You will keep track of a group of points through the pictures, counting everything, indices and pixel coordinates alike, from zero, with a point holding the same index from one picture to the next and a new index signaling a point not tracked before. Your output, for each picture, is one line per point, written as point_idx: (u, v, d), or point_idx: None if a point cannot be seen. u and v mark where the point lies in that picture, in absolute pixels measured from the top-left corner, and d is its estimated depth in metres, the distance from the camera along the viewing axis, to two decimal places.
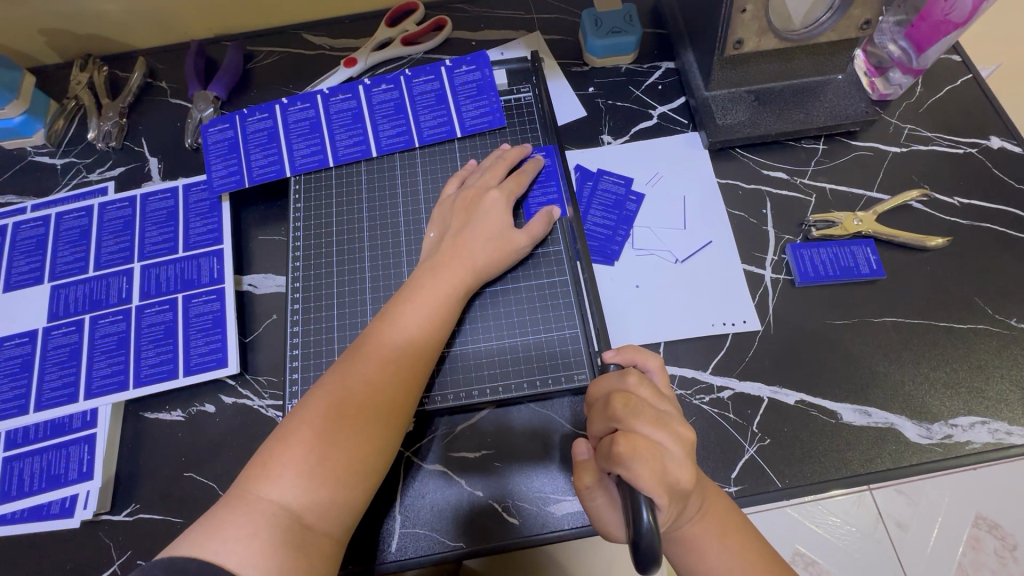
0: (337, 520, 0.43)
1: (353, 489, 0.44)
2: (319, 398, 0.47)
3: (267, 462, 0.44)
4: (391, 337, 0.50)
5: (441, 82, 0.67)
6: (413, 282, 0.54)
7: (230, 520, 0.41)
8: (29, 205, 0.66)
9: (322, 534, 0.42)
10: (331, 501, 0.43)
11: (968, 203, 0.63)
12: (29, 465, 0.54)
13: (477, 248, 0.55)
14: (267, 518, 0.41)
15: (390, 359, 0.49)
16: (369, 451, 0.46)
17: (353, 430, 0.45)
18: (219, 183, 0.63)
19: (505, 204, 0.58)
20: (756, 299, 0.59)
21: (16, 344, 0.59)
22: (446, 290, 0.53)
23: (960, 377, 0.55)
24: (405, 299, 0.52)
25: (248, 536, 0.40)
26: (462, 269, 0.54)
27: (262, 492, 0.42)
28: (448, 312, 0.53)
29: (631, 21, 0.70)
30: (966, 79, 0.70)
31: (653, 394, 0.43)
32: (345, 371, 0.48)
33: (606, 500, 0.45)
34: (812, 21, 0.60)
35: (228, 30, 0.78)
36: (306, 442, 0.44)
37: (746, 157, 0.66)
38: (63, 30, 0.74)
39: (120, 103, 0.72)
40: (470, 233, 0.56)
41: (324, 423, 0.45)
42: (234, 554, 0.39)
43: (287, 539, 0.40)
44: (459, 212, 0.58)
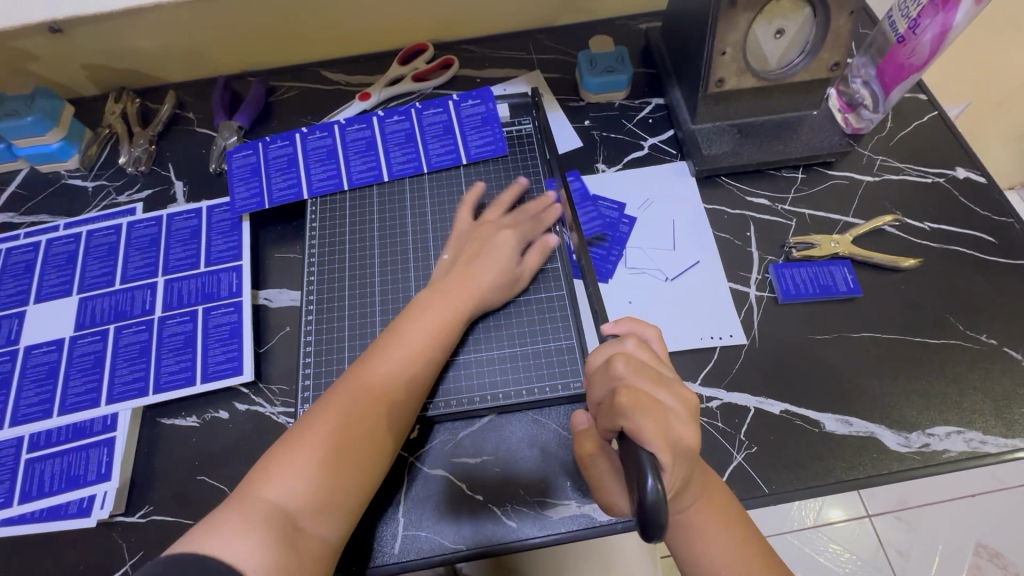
0: (331, 525, 0.46)
1: (350, 495, 0.47)
2: (325, 408, 0.50)
3: (269, 465, 0.46)
4: (396, 355, 0.53)
5: (449, 114, 0.72)
6: (421, 303, 0.58)
7: (228, 519, 0.43)
8: (61, 224, 0.71)
9: (315, 537, 0.45)
10: (327, 504, 0.46)
11: (937, 228, 0.67)
12: (50, 466, 0.56)
13: (484, 278, 0.59)
14: (265, 518, 0.43)
15: (395, 376, 0.52)
16: (368, 461, 0.49)
17: (356, 439, 0.49)
18: (240, 206, 0.69)
19: (516, 242, 0.62)
20: (742, 314, 0.63)
21: (44, 352, 0.62)
22: (451, 313, 0.57)
23: (935, 389, 0.58)
24: (412, 316, 0.56)
25: (245, 536, 0.42)
26: (468, 296, 0.58)
27: (262, 493, 0.45)
28: (452, 334, 0.56)
29: (623, 62, 0.77)
30: (932, 115, 0.76)
31: (652, 358, 0.47)
32: (352, 384, 0.51)
33: (609, 466, 0.48)
34: (787, 62, 0.66)
35: (252, 67, 0.85)
36: (308, 449, 0.47)
37: (730, 184, 0.71)
38: (101, 65, 0.80)
39: (150, 132, 0.78)
40: (476, 263, 0.60)
41: (328, 431, 0.48)
42: (231, 550, 0.41)
43: (282, 539, 0.43)
44: (472, 244, 0.62)
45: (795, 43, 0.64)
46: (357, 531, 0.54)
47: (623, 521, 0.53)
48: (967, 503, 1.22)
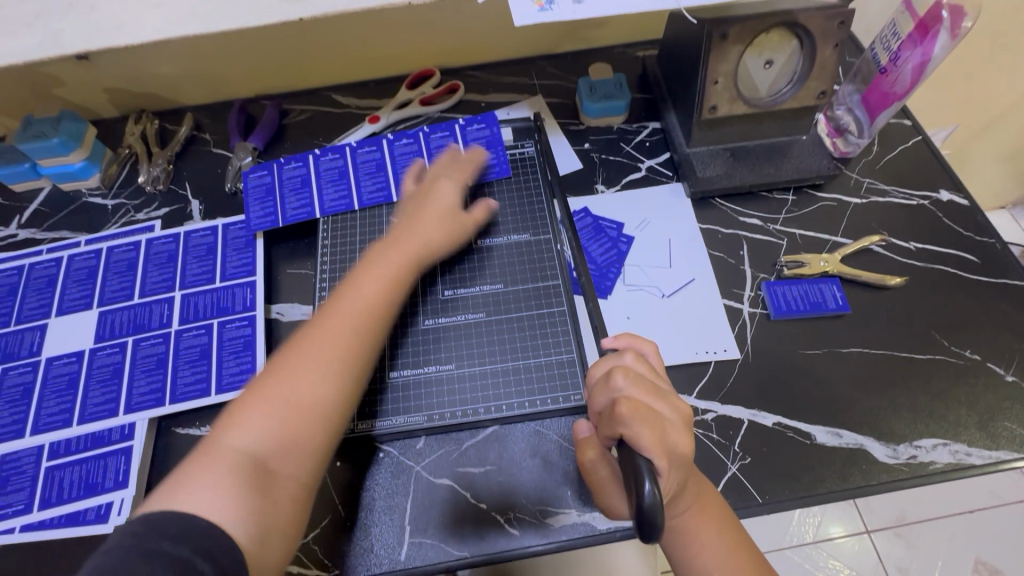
0: (301, 462, 0.47)
1: (315, 431, 0.48)
2: (285, 356, 0.50)
3: (233, 413, 0.47)
4: (349, 297, 0.55)
5: (455, 137, 0.76)
6: (370, 254, 0.60)
7: (198, 471, 0.43)
8: (82, 240, 0.74)
9: (286, 478, 0.46)
10: (293, 442, 0.47)
11: (922, 248, 0.70)
12: (69, 474, 0.58)
13: (429, 228, 0.63)
14: (233, 465, 0.44)
15: (352, 317, 0.53)
16: (329, 398, 0.49)
17: (314, 377, 0.49)
18: (256, 223, 0.72)
19: (456, 187, 0.68)
20: (735, 330, 0.66)
21: (65, 363, 0.65)
22: (399, 257, 0.59)
23: (921, 402, 0.61)
24: (364, 267, 0.58)
25: (215, 487, 0.42)
26: (415, 240, 0.61)
27: (227, 442, 0.45)
28: (404, 275, 0.58)
29: (621, 88, 0.81)
30: (916, 140, 0.79)
31: (649, 370, 0.50)
32: (308, 332, 0.52)
33: (609, 473, 0.50)
34: (776, 90, 0.70)
35: (266, 91, 0.89)
36: (270, 393, 0.48)
37: (724, 205, 0.74)
38: (122, 89, 0.84)
39: (168, 152, 0.82)
40: (422, 214, 0.64)
41: (289, 374, 0.49)
42: (204, 500, 0.42)
43: (252, 482, 0.44)
44: (415, 198, 0.66)
45: (783, 72, 0.68)
46: (365, 537, 0.56)
47: (621, 529, 0.55)
48: (965, 518, 1.23)
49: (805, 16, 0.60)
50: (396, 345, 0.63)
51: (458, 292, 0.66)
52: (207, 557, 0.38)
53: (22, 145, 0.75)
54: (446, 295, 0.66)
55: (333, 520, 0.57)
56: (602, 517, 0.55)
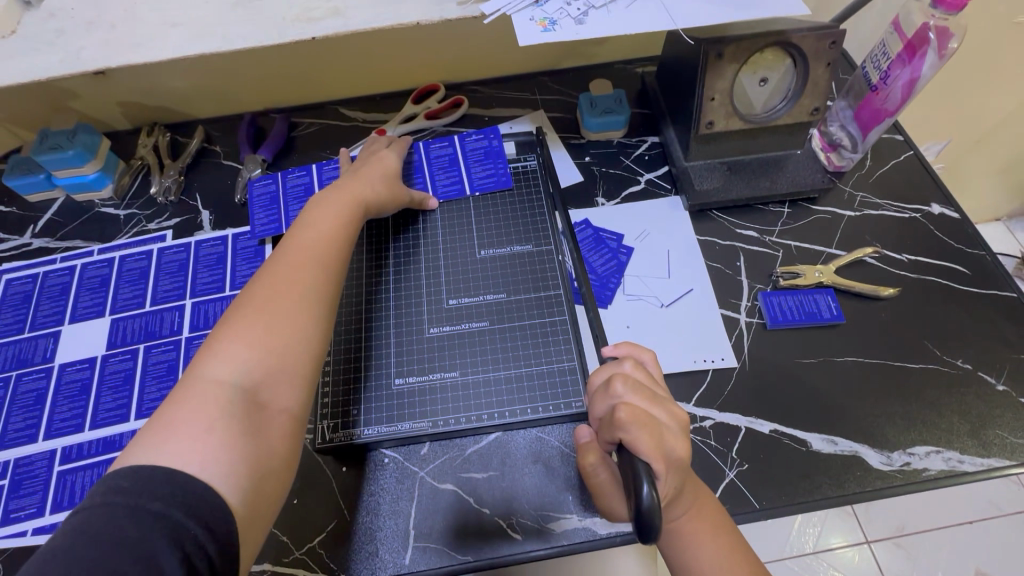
0: (290, 387, 0.48)
1: (296, 357, 0.49)
2: (253, 294, 0.51)
3: (210, 349, 0.47)
4: (301, 240, 0.57)
5: (455, 147, 0.78)
6: (315, 203, 0.63)
7: (183, 415, 0.43)
8: (95, 249, 0.76)
9: (277, 409, 0.47)
10: (279, 369, 0.48)
11: (914, 259, 0.72)
12: (81, 478, 0.59)
13: (374, 184, 0.67)
14: (220, 396, 0.44)
15: (311, 255, 0.55)
16: (304, 322, 0.50)
17: (288, 306, 0.50)
18: (260, 231, 0.74)
19: (393, 156, 0.73)
20: (732, 339, 0.67)
21: (77, 369, 0.66)
22: (345, 203, 0.62)
23: (914, 410, 0.62)
24: (313, 212, 0.61)
25: (204, 428, 0.42)
26: (361, 189, 0.65)
27: (207, 378, 0.45)
28: (351, 217, 0.62)
29: (621, 103, 0.83)
30: (908, 155, 0.81)
31: (647, 378, 0.51)
32: (269, 272, 0.53)
33: (609, 476, 0.51)
34: (771, 107, 0.72)
35: (275, 104, 0.91)
36: (246, 326, 0.48)
37: (721, 218, 0.76)
38: (136, 102, 0.87)
39: (179, 164, 0.84)
40: (365, 172, 0.68)
41: (261, 307, 0.50)
42: (198, 440, 0.41)
43: (244, 412, 0.44)
44: (355, 165, 0.70)
45: (778, 89, 0.70)
46: (371, 541, 0.57)
47: (621, 534, 0.56)
48: (965, 529, 1.23)
49: (798, 35, 0.63)
50: (401, 352, 0.65)
51: (462, 301, 0.68)
52: (215, 541, 0.37)
53: (38, 156, 0.77)
54: (452, 304, 0.68)
55: (339, 524, 0.58)
56: (603, 522, 0.57)
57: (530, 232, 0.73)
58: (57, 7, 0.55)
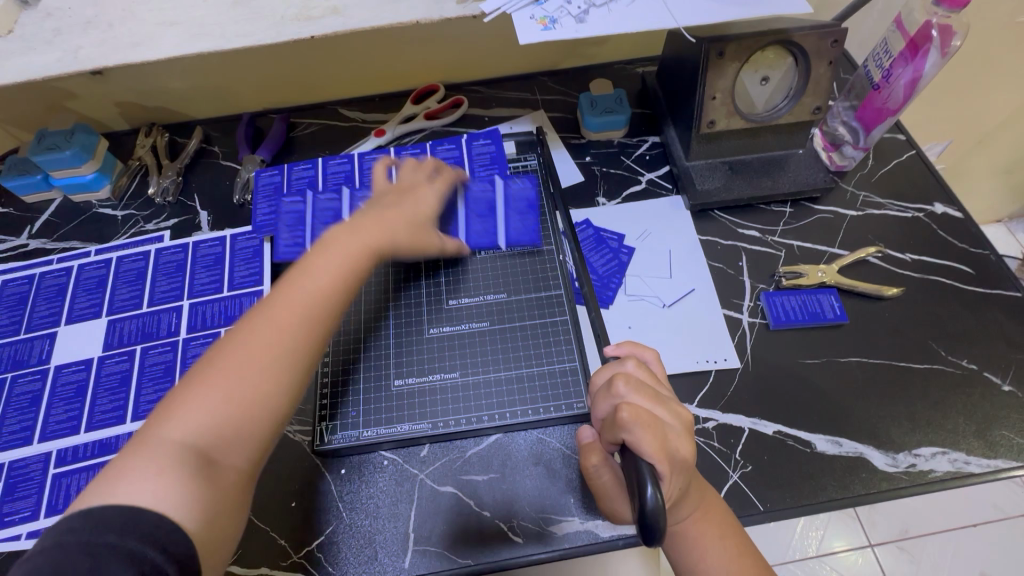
0: (245, 453, 0.45)
1: (255, 424, 0.45)
2: (235, 340, 0.48)
3: (182, 392, 0.45)
4: (300, 288, 0.51)
5: (496, 189, 0.73)
6: (328, 239, 0.55)
7: (132, 462, 0.41)
8: (92, 250, 0.75)
9: (229, 468, 0.44)
10: (236, 436, 0.45)
11: (917, 259, 0.72)
12: (76, 481, 0.59)
13: (399, 222, 0.59)
14: (170, 458, 0.41)
15: (307, 308, 0.50)
16: (270, 392, 0.46)
17: (256, 373, 0.46)
18: (282, 253, 0.71)
19: (437, 196, 0.64)
20: (735, 339, 0.67)
21: (73, 371, 0.66)
22: (359, 244, 0.55)
23: (920, 411, 0.61)
24: (321, 252, 0.54)
25: (154, 474, 0.40)
26: (380, 233, 0.57)
27: (163, 434, 0.42)
28: (362, 269, 0.54)
29: (622, 103, 0.83)
30: (910, 154, 0.81)
31: (650, 377, 0.51)
32: (250, 325, 0.48)
33: (612, 477, 0.50)
34: (772, 105, 0.71)
35: (274, 105, 0.91)
36: (219, 376, 0.45)
37: (722, 218, 0.76)
38: (134, 102, 0.86)
39: (178, 164, 0.83)
40: (396, 212, 0.60)
41: (238, 360, 0.46)
42: (147, 490, 0.39)
43: (193, 475, 0.41)
44: (391, 195, 0.62)
45: (779, 88, 0.70)
46: (369, 545, 0.56)
47: (624, 537, 0.56)
48: (969, 532, 1.22)
49: (799, 34, 0.62)
50: (401, 353, 0.64)
51: (462, 301, 0.68)
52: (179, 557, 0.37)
53: (36, 156, 0.76)
54: (452, 305, 0.67)
55: (336, 527, 0.57)
56: (605, 525, 0.56)
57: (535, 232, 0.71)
58: (53, 6, 0.54)
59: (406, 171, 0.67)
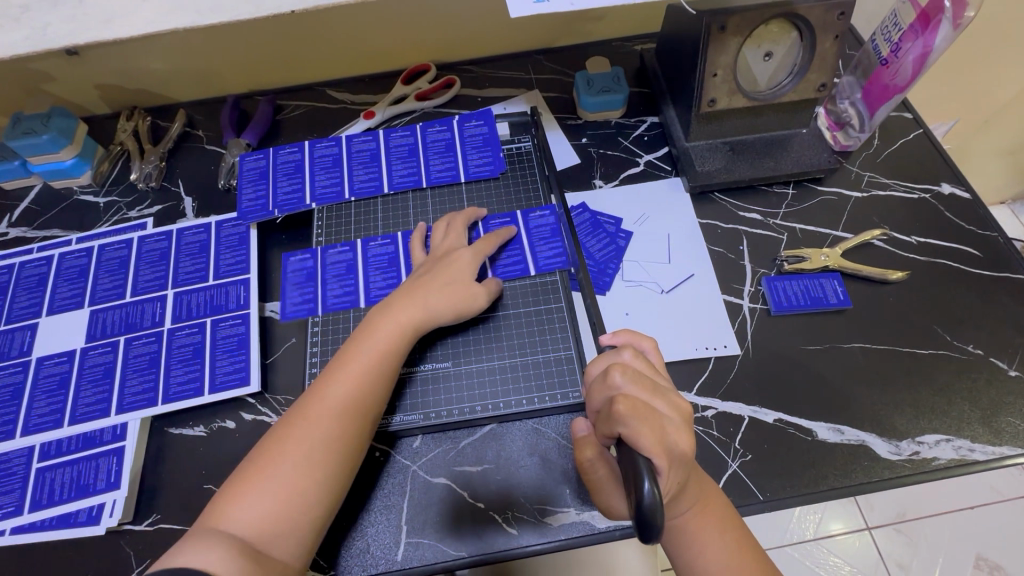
0: (291, 549, 0.47)
1: (297, 522, 0.48)
2: (274, 440, 0.51)
3: (233, 493, 0.48)
4: (336, 381, 0.54)
5: (517, 225, 0.68)
6: (365, 326, 0.58)
7: (186, 547, 0.45)
8: (73, 238, 0.73)
9: (276, 561, 0.46)
10: (276, 533, 0.47)
11: (923, 242, 0.69)
12: (60, 476, 0.57)
13: (430, 294, 0.59)
14: (216, 549, 0.45)
15: (341, 404, 0.52)
16: (310, 488, 0.49)
17: (294, 469, 0.49)
18: (290, 310, 0.65)
19: (472, 259, 0.63)
20: (735, 325, 0.65)
21: (55, 363, 0.64)
22: (390, 334, 0.57)
23: (924, 398, 0.60)
24: (355, 344, 0.56)
25: (208, 552, 0.44)
26: (414, 311, 0.58)
27: (215, 525, 0.47)
28: (396, 355, 0.56)
29: (619, 82, 0.80)
30: (917, 133, 0.78)
31: (647, 367, 0.49)
32: (293, 420, 0.52)
33: (608, 473, 0.49)
34: (775, 83, 0.68)
35: (260, 86, 0.88)
36: (264, 478, 0.49)
37: (723, 200, 0.73)
38: (114, 85, 0.83)
39: (161, 148, 0.81)
40: (430, 281, 0.60)
41: (279, 460, 0.50)
42: (197, 561, 0.42)
43: (243, 562, 0.44)
44: (427, 265, 0.63)
45: (783, 64, 0.67)
46: (362, 538, 0.55)
47: (621, 528, 0.54)
48: (968, 515, 1.22)
49: (805, 6, 0.59)
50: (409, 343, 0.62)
51: None
52: None
53: (11, 142, 0.73)
54: None
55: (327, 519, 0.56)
56: (601, 516, 0.55)
57: (541, 238, 0.67)
58: None
59: (440, 236, 0.66)
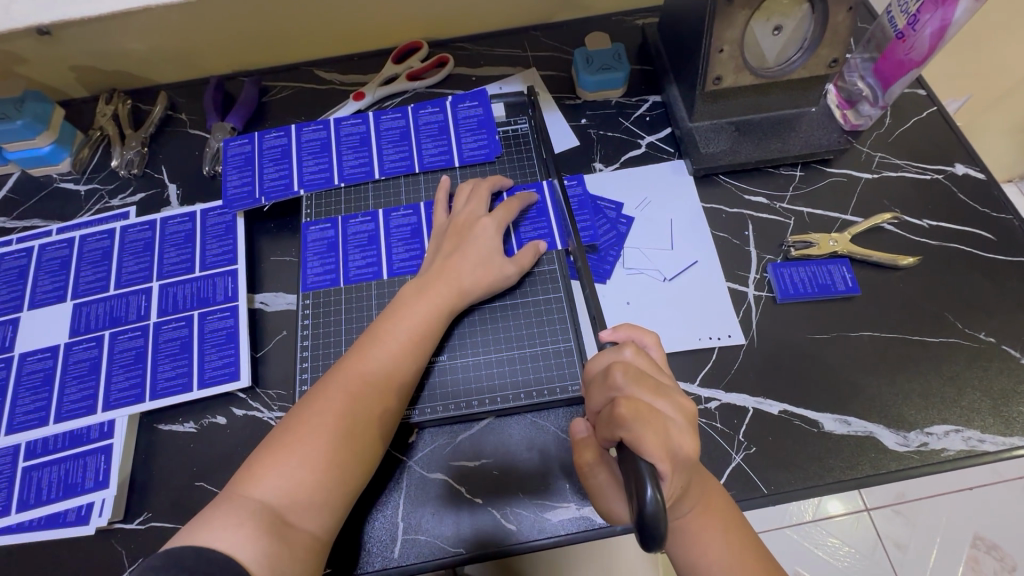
0: (317, 523, 0.46)
1: (331, 493, 0.47)
2: (305, 411, 0.50)
3: (260, 463, 0.47)
4: (374, 354, 0.53)
5: (544, 196, 0.66)
6: (399, 300, 0.57)
7: (219, 513, 0.44)
8: (53, 229, 0.70)
9: (304, 534, 0.45)
10: (311, 503, 0.46)
11: (936, 225, 0.67)
12: (47, 475, 0.56)
13: (463, 270, 0.58)
14: (248, 515, 0.44)
15: (376, 379, 0.52)
16: (347, 460, 0.49)
17: (331, 440, 0.48)
18: (312, 282, 0.64)
19: (497, 228, 0.61)
20: (740, 314, 0.63)
21: (39, 359, 0.62)
22: (428, 309, 0.56)
23: (934, 387, 0.58)
24: (389, 319, 0.56)
25: (234, 523, 0.43)
26: (447, 288, 0.57)
27: (249, 491, 0.45)
28: (431, 331, 0.56)
29: (620, 59, 0.76)
30: (931, 111, 0.75)
31: (650, 365, 0.47)
32: (326, 392, 0.51)
33: (608, 477, 0.47)
34: (784, 58, 0.65)
35: (244, 67, 0.84)
36: (293, 448, 0.48)
37: (728, 183, 0.71)
38: (91, 66, 0.79)
39: (142, 133, 0.77)
40: (460, 255, 0.59)
41: (310, 432, 0.48)
42: (223, 540, 0.42)
43: (270, 533, 0.43)
44: (451, 236, 0.61)
45: (793, 39, 0.63)
46: (357, 536, 0.54)
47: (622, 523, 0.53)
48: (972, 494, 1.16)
49: None
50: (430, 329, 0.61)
51: None
52: None
53: None
54: None
55: None
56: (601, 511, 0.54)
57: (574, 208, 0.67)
58: None
59: (463, 201, 0.64)
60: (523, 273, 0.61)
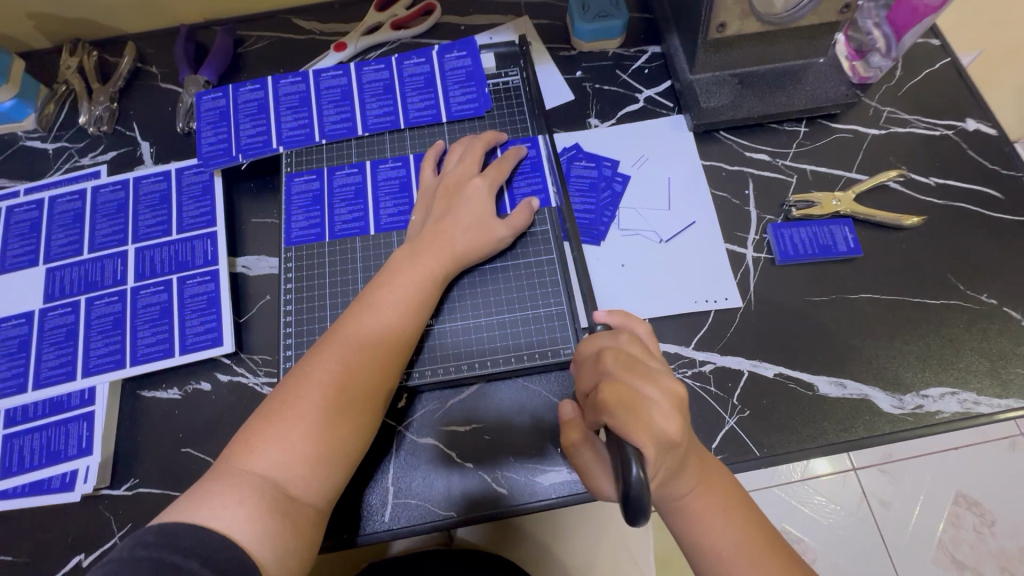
0: (319, 494, 0.46)
1: (333, 465, 0.46)
2: (298, 382, 0.48)
3: (255, 437, 0.45)
4: (365, 320, 0.51)
5: (537, 151, 0.63)
6: (390, 267, 0.55)
7: (217, 489, 0.43)
8: (21, 190, 0.67)
9: (307, 507, 0.45)
10: (313, 475, 0.45)
11: (942, 183, 0.65)
12: (29, 442, 0.55)
13: (456, 234, 0.56)
14: (251, 490, 0.43)
15: (368, 347, 0.50)
16: (346, 430, 0.47)
17: (326, 412, 0.47)
18: (296, 236, 0.61)
19: (490, 190, 0.58)
20: (737, 277, 0.61)
21: (13, 326, 0.60)
22: (422, 276, 0.54)
23: (932, 350, 0.57)
24: (381, 284, 0.54)
25: (235, 501, 0.42)
26: (440, 252, 0.55)
27: (245, 465, 0.44)
28: (426, 297, 0.54)
29: (618, 6, 0.71)
30: (944, 63, 0.71)
31: (644, 352, 0.46)
32: (317, 362, 0.49)
33: (594, 457, 0.48)
34: (793, 3, 0.60)
35: (217, 14, 0.78)
36: (289, 421, 0.46)
37: (729, 139, 0.68)
38: (51, 14, 0.74)
39: (110, 88, 0.73)
40: (452, 218, 0.56)
41: (307, 404, 0.47)
42: (223, 518, 0.41)
43: (273, 509, 0.43)
44: (440, 198, 0.58)
45: None
46: (349, 501, 0.53)
47: None
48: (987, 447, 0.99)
49: None
50: None
51: None
52: None
53: None
54: None
55: None
56: None
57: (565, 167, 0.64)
58: None
59: (453, 161, 0.60)
60: (517, 235, 0.59)
